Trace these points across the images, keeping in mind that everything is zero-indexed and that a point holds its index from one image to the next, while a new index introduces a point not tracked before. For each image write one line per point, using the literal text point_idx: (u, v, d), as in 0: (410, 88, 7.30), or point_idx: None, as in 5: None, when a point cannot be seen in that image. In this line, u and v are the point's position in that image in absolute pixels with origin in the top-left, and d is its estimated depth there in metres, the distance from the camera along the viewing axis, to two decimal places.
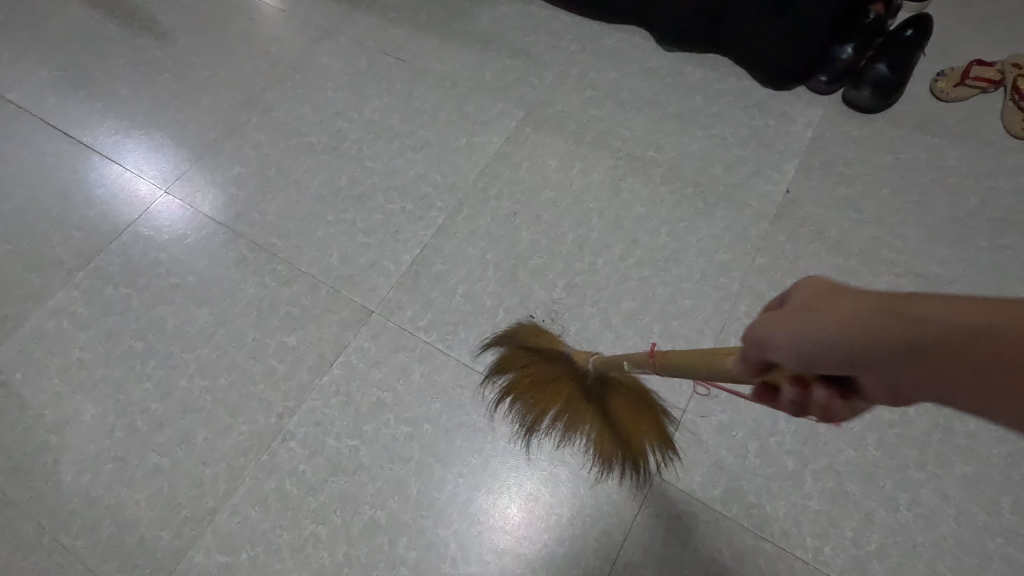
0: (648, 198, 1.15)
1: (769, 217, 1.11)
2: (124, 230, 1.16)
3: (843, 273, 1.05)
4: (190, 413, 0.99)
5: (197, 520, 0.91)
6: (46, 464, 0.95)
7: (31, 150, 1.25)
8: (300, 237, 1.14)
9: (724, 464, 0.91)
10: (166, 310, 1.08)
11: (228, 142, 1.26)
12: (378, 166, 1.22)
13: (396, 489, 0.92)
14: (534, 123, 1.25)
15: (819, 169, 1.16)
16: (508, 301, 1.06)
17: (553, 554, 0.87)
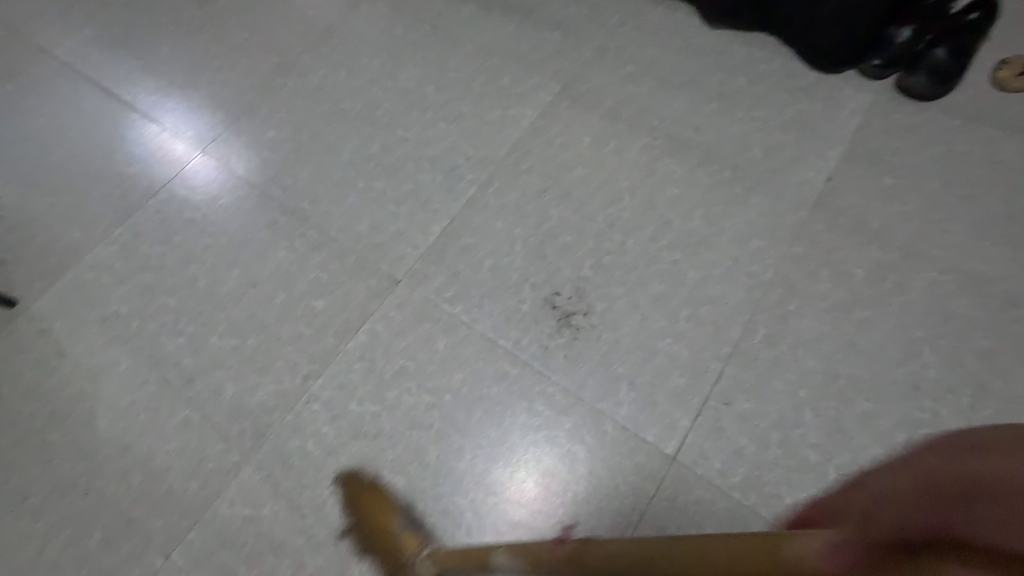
0: (683, 179, 1.12)
1: (808, 204, 1.08)
2: (160, 189, 1.18)
3: (883, 266, 1.02)
4: (219, 370, 1.01)
5: (223, 472, 0.94)
6: (82, 410, 0.99)
7: (73, 105, 1.27)
8: (330, 203, 1.15)
9: (744, 453, 0.90)
10: (198, 269, 1.10)
11: (263, 106, 1.26)
12: (411, 135, 1.21)
13: (415, 457, 0.93)
14: (570, 98, 1.22)
15: (865, 157, 1.11)
16: (534, 277, 1.05)
17: (567, 531, 0.88)
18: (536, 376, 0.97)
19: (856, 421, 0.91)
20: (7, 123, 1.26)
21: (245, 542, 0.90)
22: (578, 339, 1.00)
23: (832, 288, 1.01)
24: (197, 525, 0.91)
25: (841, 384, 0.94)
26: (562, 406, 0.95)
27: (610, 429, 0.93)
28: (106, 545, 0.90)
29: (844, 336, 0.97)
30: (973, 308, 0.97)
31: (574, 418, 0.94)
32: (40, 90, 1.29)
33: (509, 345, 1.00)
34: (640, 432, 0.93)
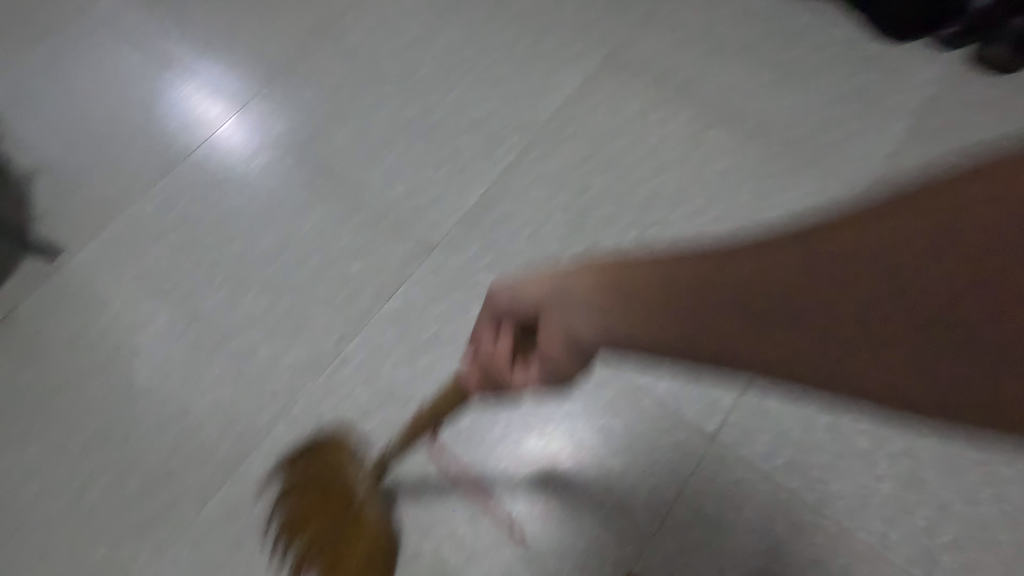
0: (734, 151, 1.07)
1: (868, 181, 1.02)
2: (198, 146, 1.18)
3: None
4: (253, 329, 1.01)
5: (256, 430, 0.94)
6: (120, 362, 1.00)
7: (115, 61, 1.27)
8: (368, 166, 1.13)
9: (789, 436, 0.87)
10: (234, 228, 1.10)
11: (301, 66, 1.24)
12: (451, 99, 1.18)
13: (447, 423, 0.92)
14: (616, 64, 1.17)
15: (931, 132, 1.05)
16: (574, 247, 1.02)
17: (600, 504, 0.86)
18: None
19: None
20: (49, 78, 1.26)
21: (275, 499, 0.90)
22: None
23: None
24: (230, 480, 0.91)
25: None
26: (598, 379, 0.92)
27: (648, 405, 0.90)
28: (141, 495, 0.91)
29: None
30: None
31: (610, 392, 0.92)
32: (83, 45, 1.29)
33: None
34: (680, 409, 0.90)
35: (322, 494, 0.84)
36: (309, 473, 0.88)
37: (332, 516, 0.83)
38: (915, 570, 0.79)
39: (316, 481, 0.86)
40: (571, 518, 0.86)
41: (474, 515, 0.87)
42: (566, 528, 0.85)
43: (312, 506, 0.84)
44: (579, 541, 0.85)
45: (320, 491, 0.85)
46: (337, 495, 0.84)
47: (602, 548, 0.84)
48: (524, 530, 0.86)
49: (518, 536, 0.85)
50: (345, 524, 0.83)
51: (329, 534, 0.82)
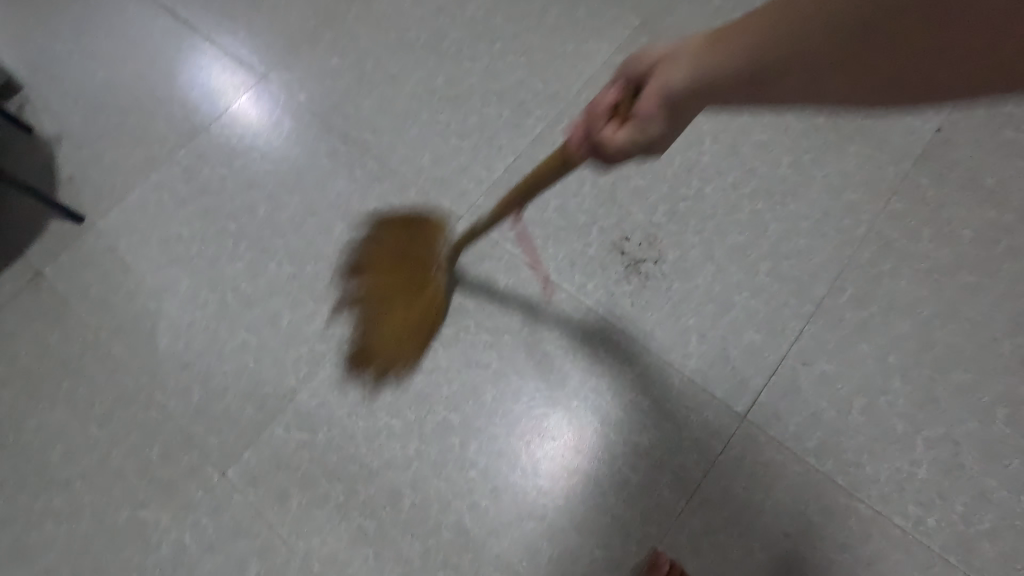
0: (772, 124, 1.03)
1: (913, 157, 0.97)
2: (223, 112, 1.16)
3: (995, 228, 0.92)
4: (276, 296, 1.00)
5: (279, 396, 0.93)
6: (145, 327, 1.00)
7: (140, 26, 1.26)
8: (393, 135, 1.11)
9: (823, 417, 0.84)
10: (259, 195, 1.09)
11: (327, 32, 1.22)
12: (478, 68, 1.15)
13: (471, 394, 0.91)
14: (650, 33, 1.13)
15: (983, 107, 0.99)
16: (603, 220, 0.99)
17: (625, 480, 0.85)
18: (600, 322, 0.93)
19: (952, 392, 0.83)
20: (75, 42, 1.25)
21: (298, 465, 0.89)
22: (646, 287, 0.94)
23: (934, 249, 0.91)
24: (253, 445, 0.91)
25: (937, 353, 0.86)
26: (625, 354, 0.90)
27: (676, 382, 0.88)
28: (165, 457, 0.92)
29: (943, 301, 0.88)
30: None
31: (638, 367, 0.89)
32: (109, 10, 1.28)
33: (573, 289, 0.95)
34: (709, 386, 0.87)
35: (395, 262, 0.92)
36: (400, 230, 0.95)
37: (399, 284, 0.91)
38: (951, 557, 0.77)
39: (401, 243, 0.94)
40: (595, 493, 0.84)
41: (497, 487, 0.86)
42: (590, 503, 0.84)
43: (385, 271, 0.93)
44: (602, 517, 0.83)
45: (400, 255, 0.93)
46: (408, 267, 0.91)
47: (626, 524, 0.83)
48: (547, 503, 0.85)
49: (541, 509, 0.84)
50: (410, 286, 0.91)
51: (390, 299, 0.92)
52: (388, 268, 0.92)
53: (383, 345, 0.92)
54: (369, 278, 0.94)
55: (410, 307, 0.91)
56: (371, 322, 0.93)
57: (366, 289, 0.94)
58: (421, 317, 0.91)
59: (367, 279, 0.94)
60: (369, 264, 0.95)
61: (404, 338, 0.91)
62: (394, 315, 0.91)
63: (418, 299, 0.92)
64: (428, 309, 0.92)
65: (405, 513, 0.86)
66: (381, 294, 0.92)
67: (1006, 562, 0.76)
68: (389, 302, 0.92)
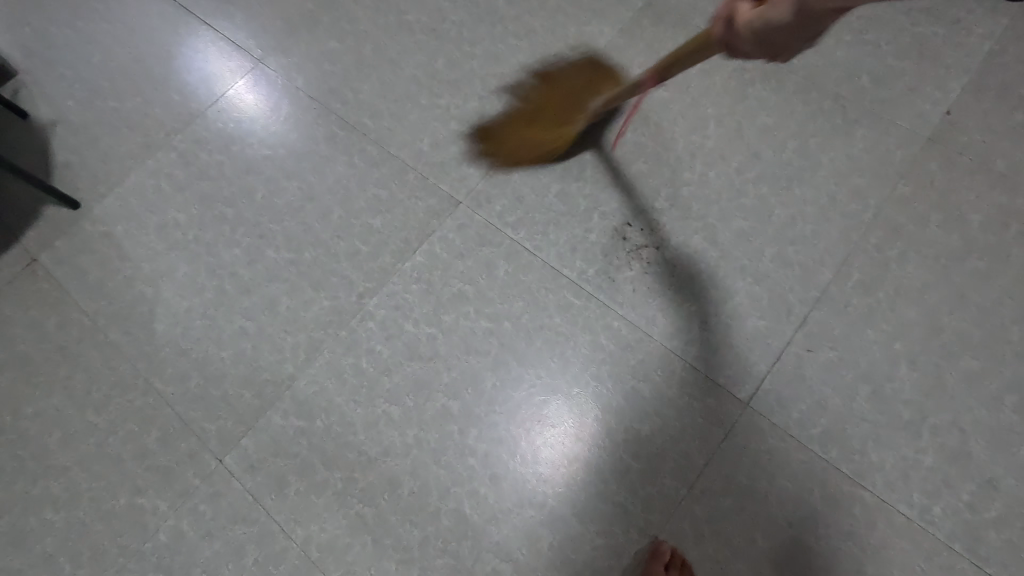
0: (778, 108, 1.01)
1: (921, 141, 0.95)
2: (221, 96, 1.15)
3: (1006, 213, 0.90)
4: (274, 282, 0.99)
5: (277, 383, 0.93)
6: (142, 313, 0.99)
7: (136, 10, 1.24)
8: (392, 119, 1.09)
9: (827, 405, 0.83)
10: (256, 180, 1.07)
11: (325, 15, 1.20)
12: (478, 51, 1.13)
13: (470, 381, 0.90)
14: (654, 15, 1.11)
15: (994, 90, 0.97)
16: (605, 206, 0.98)
17: (626, 468, 0.84)
18: (601, 309, 0.91)
19: (959, 380, 0.82)
20: (70, 26, 1.24)
21: (296, 452, 0.89)
22: (649, 272, 0.93)
23: (943, 234, 0.89)
24: (251, 432, 0.90)
25: (945, 340, 0.84)
26: (627, 340, 0.89)
27: (679, 368, 0.87)
28: (163, 443, 0.91)
29: (951, 288, 0.86)
30: None
31: (640, 354, 0.88)
32: None
33: (574, 275, 0.94)
34: (712, 373, 0.86)
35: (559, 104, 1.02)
36: (584, 80, 1.05)
37: (550, 114, 1.02)
38: (957, 545, 0.76)
39: (580, 86, 1.04)
40: (596, 480, 0.83)
41: (497, 475, 0.85)
42: (591, 490, 0.83)
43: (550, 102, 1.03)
44: (604, 505, 0.82)
45: (568, 99, 1.03)
46: (567, 108, 1.01)
47: (627, 512, 0.82)
48: (547, 491, 0.84)
49: (542, 496, 0.83)
50: (556, 116, 1.01)
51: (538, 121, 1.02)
52: (547, 101, 1.04)
53: (510, 144, 1.03)
54: (541, 91, 1.06)
55: (549, 128, 1.01)
56: (519, 120, 1.04)
57: (535, 90, 1.06)
58: (551, 139, 0.99)
59: (540, 88, 1.06)
60: (546, 81, 1.07)
61: (520, 152, 1.01)
62: (540, 130, 1.01)
63: (554, 127, 1.01)
64: (558, 131, 0.99)
65: (404, 500, 0.85)
66: (543, 101, 1.04)
67: (1013, 551, 0.75)
68: (535, 122, 1.02)
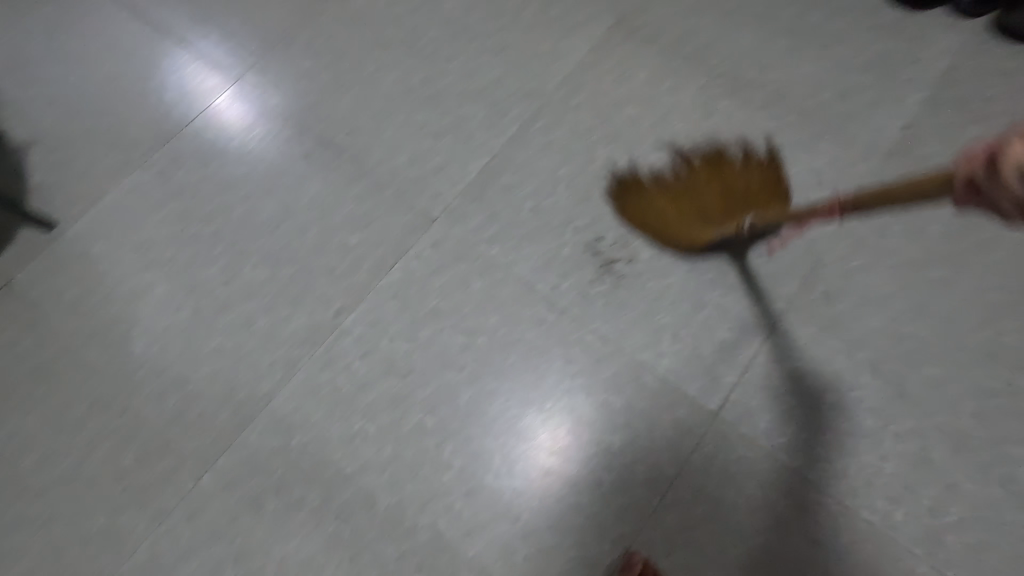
0: (745, 122, 1.03)
1: (883, 154, 0.98)
2: (198, 115, 1.15)
3: (964, 224, 0.93)
4: (252, 300, 1.00)
5: (255, 401, 0.93)
6: (119, 333, 0.99)
7: (113, 28, 1.25)
8: (368, 136, 1.10)
9: (794, 414, 0.85)
10: (234, 198, 1.08)
11: (303, 33, 1.21)
12: (453, 68, 1.14)
13: (446, 396, 0.91)
14: (625, 31, 1.13)
15: (952, 103, 1.00)
16: (578, 220, 0.99)
17: (600, 480, 0.85)
18: (574, 323, 0.93)
19: (920, 387, 0.84)
20: (47, 44, 1.24)
21: (273, 470, 0.89)
22: (621, 286, 0.94)
23: (903, 245, 0.92)
24: (228, 450, 0.91)
25: (906, 348, 0.86)
26: (600, 353, 0.91)
27: (651, 381, 0.89)
28: (141, 463, 0.91)
29: (912, 297, 0.89)
30: None
31: (613, 366, 0.90)
32: (81, 12, 1.26)
33: (547, 289, 0.95)
34: (683, 385, 0.88)
35: (726, 196, 0.86)
36: (759, 182, 0.85)
37: (701, 202, 0.87)
38: (917, 549, 0.78)
39: (754, 191, 0.85)
40: (570, 493, 0.85)
41: (473, 489, 0.86)
42: (565, 503, 0.85)
43: (723, 187, 0.86)
44: (577, 517, 0.84)
45: (727, 198, 0.85)
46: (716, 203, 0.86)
47: (600, 524, 0.83)
48: (523, 504, 0.85)
49: (517, 510, 0.85)
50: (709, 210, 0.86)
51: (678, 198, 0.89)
52: (713, 187, 0.86)
53: (647, 213, 0.92)
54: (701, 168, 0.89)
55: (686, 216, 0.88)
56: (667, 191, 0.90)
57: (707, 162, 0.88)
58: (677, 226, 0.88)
59: (707, 164, 0.88)
60: (712, 160, 0.88)
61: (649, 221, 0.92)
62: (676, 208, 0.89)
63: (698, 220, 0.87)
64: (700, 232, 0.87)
65: (381, 515, 0.86)
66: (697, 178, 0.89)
67: (971, 554, 0.77)
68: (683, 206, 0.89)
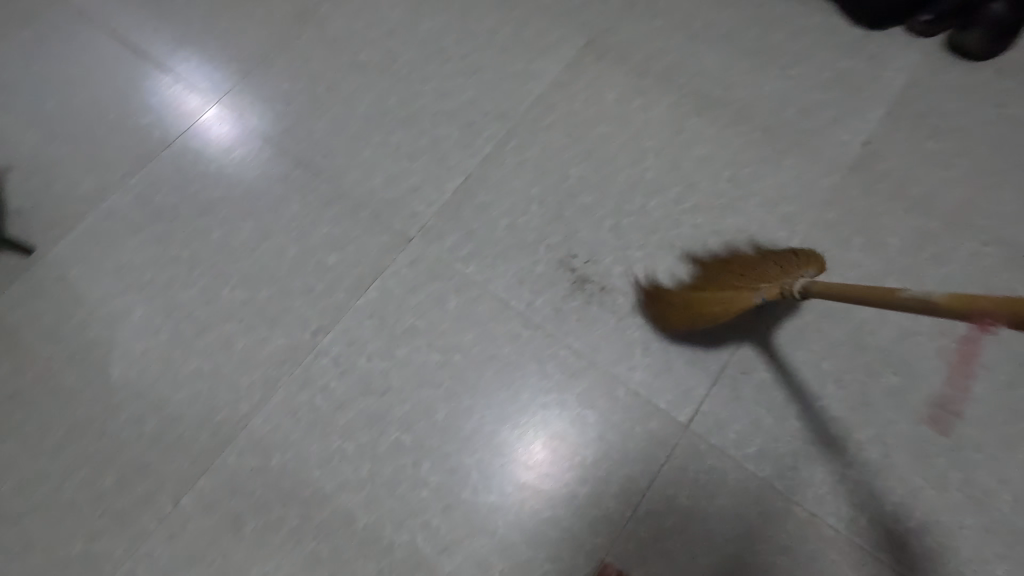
0: (712, 139, 1.06)
1: (844, 169, 1.02)
2: (176, 138, 1.17)
3: (922, 236, 0.96)
4: (231, 322, 1.01)
5: (234, 422, 0.94)
6: (98, 356, 1.00)
7: (91, 53, 1.26)
8: (345, 157, 1.12)
9: (762, 424, 0.87)
10: (212, 220, 1.09)
11: (280, 57, 1.23)
12: (428, 89, 1.17)
13: (423, 413, 0.92)
14: (596, 52, 1.16)
15: (909, 119, 1.04)
16: (551, 238, 1.02)
17: (574, 494, 0.87)
18: (548, 338, 0.95)
19: (882, 395, 0.87)
20: (25, 70, 1.25)
21: (252, 491, 0.90)
22: (594, 301, 0.97)
23: (865, 258, 0.96)
24: (207, 472, 0.91)
25: (869, 358, 0.89)
26: (574, 368, 0.93)
27: (623, 395, 0.91)
28: (119, 487, 0.92)
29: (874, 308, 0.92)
30: (1017, 284, 0.92)
31: (586, 381, 0.92)
32: (59, 37, 1.28)
33: (522, 306, 0.97)
34: (654, 398, 0.90)
35: (748, 271, 0.90)
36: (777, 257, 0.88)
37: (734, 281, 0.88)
38: (881, 554, 0.80)
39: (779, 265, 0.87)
40: (546, 508, 0.86)
41: (450, 505, 0.87)
42: (540, 517, 0.86)
43: (741, 268, 0.90)
44: (553, 531, 0.85)
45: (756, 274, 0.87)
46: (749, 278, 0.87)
47: (575, 538, 0.85)
48: (499, 519, 0.86)
49: (493, 525, 0.86)
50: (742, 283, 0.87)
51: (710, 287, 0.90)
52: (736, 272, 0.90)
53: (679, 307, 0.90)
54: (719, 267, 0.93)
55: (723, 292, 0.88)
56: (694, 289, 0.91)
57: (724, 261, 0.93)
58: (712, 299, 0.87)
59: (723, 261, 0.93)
60: (727, 258, 0.94)
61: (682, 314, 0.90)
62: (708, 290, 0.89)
63: (731, 291, 0.87)
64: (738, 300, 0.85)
65: (359, 533, 0.87)
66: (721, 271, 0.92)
67: (933, 557, 0.80)
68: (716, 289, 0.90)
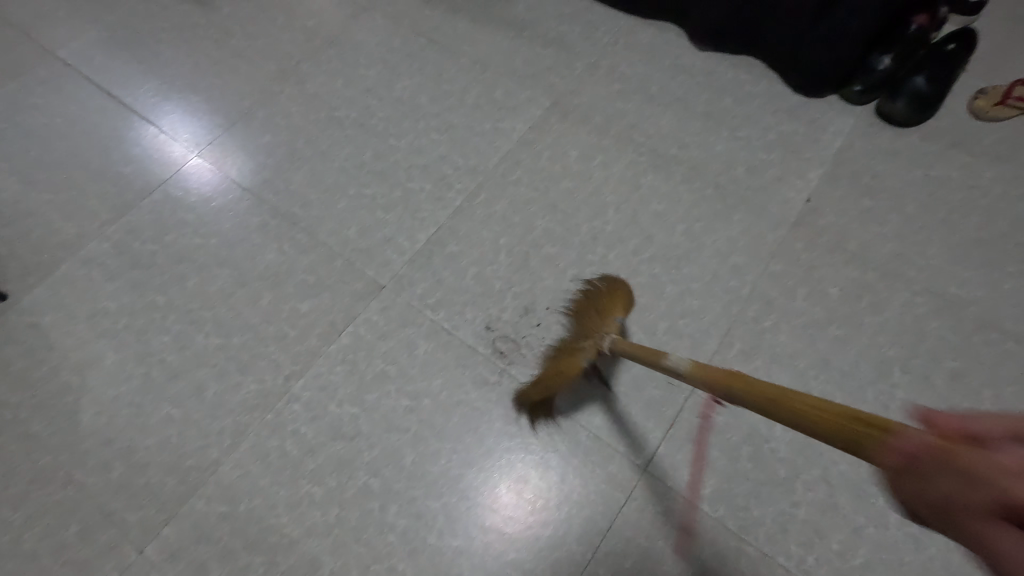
0: (667, 195, 1.14)
1: (788, 224, 1.10)
2: (157, 188, 1.20)
3: (859, 286, 1.04)
4: (203, 367, 1.03)
5: (202, 468, 0.95)
6: (68, 403, 1.01)
7: (76, 105, 1.30)
8: (321, 208, 1.17)
9: (715, 466, 0.92)
10: (189, 267, 1.12)
11: (261, 112, 1.29)
12: (402, 145, 1.23)
13: (391, 459, 0.95)
14: (560, 113, 1.25)
15: (845, 179, 1.14)
16: (517, 286, 1.07)
17: (537, 537, 0.89)
18: (513, 384, 0.99)
19: None
20: (11, 120, 1.29)
21: (218, 538, 0.91)
22: None
23: (808, 306, 1.03)
24: (173, 519, 0.92)
25: None
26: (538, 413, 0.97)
27: (585, 439, 0.94)
28: (83, 535, 0.91)
29: (816, 354, 0.99)
30: (946, 330, 0.99)
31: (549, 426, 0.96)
32: (46, 90, 1.32)
33: (488, 353, 1.02)
34: (614, 441, 0.94)
35: None
36: None
37: None
38: None
39: None
40: (510, 551, 0.89)
41: (416, 549, 0.89)
42: (504, 560, 0.88)
43: None
44: None
45: None
46: None
47: None
48: (463, 562, 0.88)
49: (457, 569, 0.88)
50: None
51: None
52: None
53: None
54: None
55: None
56: None
57: None
58: None
59: None
60: None
61: None
62: None
63: None
64: None
65: None
66: None
67: None
68: None
